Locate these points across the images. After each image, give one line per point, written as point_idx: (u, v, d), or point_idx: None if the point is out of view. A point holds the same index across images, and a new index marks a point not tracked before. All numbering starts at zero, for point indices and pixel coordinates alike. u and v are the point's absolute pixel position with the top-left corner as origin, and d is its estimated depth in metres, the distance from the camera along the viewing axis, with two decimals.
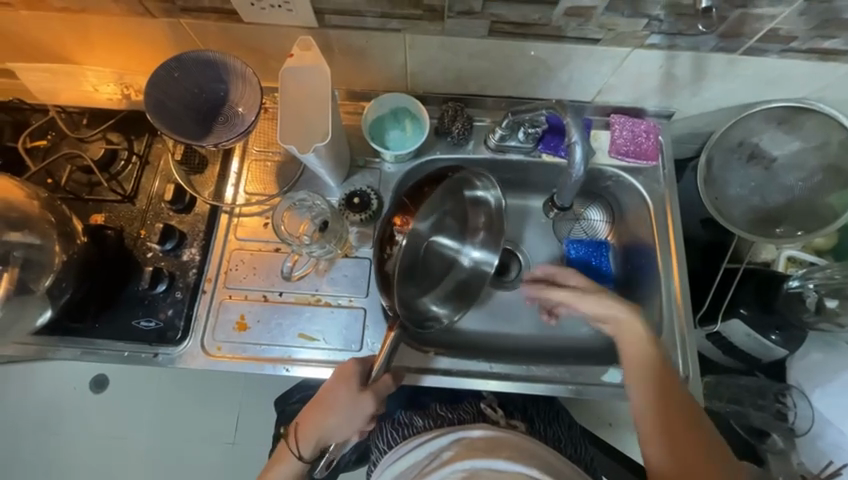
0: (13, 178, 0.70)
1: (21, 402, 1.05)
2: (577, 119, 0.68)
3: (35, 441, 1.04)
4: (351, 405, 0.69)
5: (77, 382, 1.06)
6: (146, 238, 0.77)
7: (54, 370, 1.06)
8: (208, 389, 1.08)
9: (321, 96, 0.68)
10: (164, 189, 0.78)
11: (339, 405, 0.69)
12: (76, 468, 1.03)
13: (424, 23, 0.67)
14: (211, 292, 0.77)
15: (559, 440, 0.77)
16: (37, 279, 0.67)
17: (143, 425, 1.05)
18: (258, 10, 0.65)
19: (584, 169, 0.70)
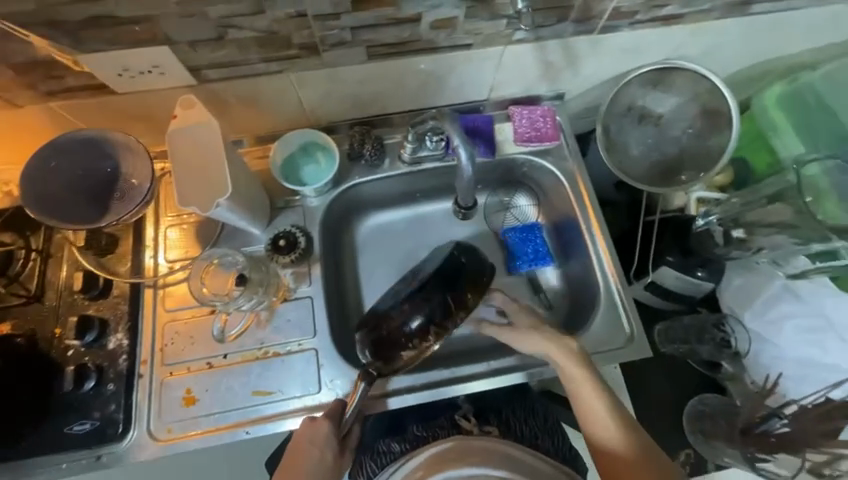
0: None
1: None
2: (454, 125, 0.71)
3: None
4: (322, 461, 0.69)
5: None
6: (63, 336, 0.71)
7: None
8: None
9: (213, 149, 0.67)
10: (73, 279, 0.73)
11: (311, 463, 0.68)
12: None
13: (304, 59, 0.68)
14: (149, 374, 0.73)
15: (536, 435, 0.78)
16: None
17: None
18: (129, 79, 0.64)
19: (473, 169, 0.74)
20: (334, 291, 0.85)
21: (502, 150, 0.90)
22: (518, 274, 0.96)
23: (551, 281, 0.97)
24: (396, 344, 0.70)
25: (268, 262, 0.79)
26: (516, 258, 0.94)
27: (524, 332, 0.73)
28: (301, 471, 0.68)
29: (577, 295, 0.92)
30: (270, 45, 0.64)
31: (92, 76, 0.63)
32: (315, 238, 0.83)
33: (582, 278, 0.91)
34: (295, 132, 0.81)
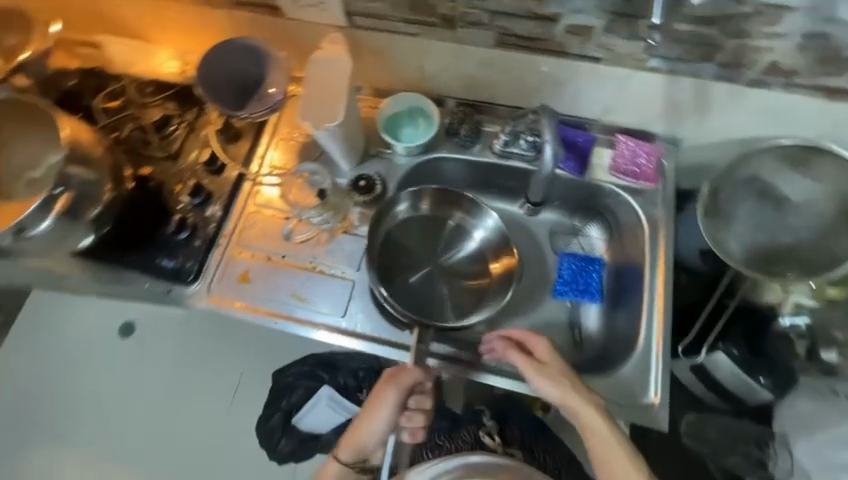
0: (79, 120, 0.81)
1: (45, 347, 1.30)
2: (552, 121, 0.73)
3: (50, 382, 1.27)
4: (388, 391, 0.78)
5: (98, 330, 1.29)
6: (180, 191, 0.89)
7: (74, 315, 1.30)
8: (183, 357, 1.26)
9: (340, 83, 0.77)
10: (202, 153, 0.91)
11: (381, 391, 0.79)
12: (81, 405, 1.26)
13: (439, 30, 0.74)
14: (225, 246, 0.88)
15: (559, 467, 0.87)
16: (85, 208, 0.80)
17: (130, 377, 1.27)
18: (299, 7, 0.76)
19: (552, 169, 0.75)
20: (393, 248, 0.91)
21: (592, 173, 0.87)
22: (559, 300, 0.94)
23: (592, 320, 0.93)
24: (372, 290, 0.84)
25: (346, 196, 0.89)
26: (561, 282, 0.92)
27: (552, 376, 0.72)
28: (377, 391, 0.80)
29: (611, 342, 0.89)
30: (417, 8, 0.71)
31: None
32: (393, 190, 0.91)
33: (622, 325, 0.88)
34: (396, 91, 0.90)
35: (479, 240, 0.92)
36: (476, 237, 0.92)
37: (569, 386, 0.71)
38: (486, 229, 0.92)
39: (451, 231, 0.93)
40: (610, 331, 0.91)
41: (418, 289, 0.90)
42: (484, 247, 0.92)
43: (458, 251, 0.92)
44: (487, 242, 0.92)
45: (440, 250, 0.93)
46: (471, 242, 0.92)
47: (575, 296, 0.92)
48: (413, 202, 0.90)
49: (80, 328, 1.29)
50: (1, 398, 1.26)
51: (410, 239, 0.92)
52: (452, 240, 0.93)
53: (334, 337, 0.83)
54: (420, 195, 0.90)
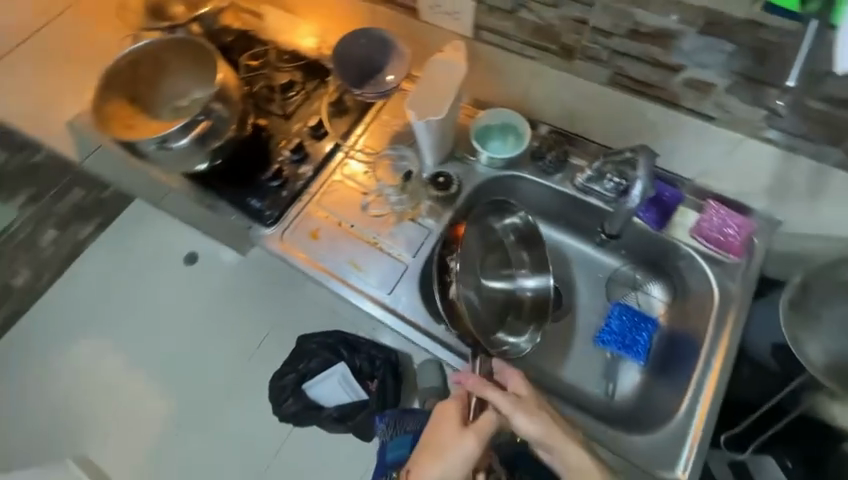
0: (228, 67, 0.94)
1: (140, 246, 1.98)
2: (649, 160, 0.74)
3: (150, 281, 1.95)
4: (456, 446, 0.76)
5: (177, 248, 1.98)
6: (284, 147, 1.00)
7: (161, 231, 2.00)
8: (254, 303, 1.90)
9: (452, 87, 0.83)
10: (311, 119, 1.02)
11: (447, 444, 0.77)
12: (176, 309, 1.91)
13: (555, 57, 0.78)
14: (305, 202, 0.97)
15: None
16: (210, 140, 0.91)
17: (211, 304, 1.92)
18: (434, 12, 0.83)
19: (639, 202, 0.76)
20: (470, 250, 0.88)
21: (671, 231, 0.85)
22: (599, 348, 0.92)
23: (630, 377, 0.90)
24: (443, 290, 0.82)
25: (422, 187, 0.95)
26: (607, 331, 0.90)
27: (531, 412, 0.74)
28: (439, 443, 0.78)
29: (647, 405, 0.86)
30: (541, 33, 0.75)
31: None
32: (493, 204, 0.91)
33: (664, 391, 0.85)
34: (493, 107, 0.94)
35: (526, 287, 0.93)
36: (523, 285, 0.93)
37: (543, 414, 0.74)
38: (534, 283, 0.93)
39: (503, 273, 0.93)
40: (647, 392, 0.88)
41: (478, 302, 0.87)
42: (528, 292, 0.92)
43: (499, 285, 0.91)
44: (531, 292, 0.93)
45: (484, 279, 0.90)
46: (516, 287, 0.92)
47: (620, 351, 0.89)
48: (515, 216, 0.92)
49: (157, 239, 2.00)
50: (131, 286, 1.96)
51: (473, 247, 0.88)
52: (501, 273, 0.92)
53: (375, 309, 0.87)
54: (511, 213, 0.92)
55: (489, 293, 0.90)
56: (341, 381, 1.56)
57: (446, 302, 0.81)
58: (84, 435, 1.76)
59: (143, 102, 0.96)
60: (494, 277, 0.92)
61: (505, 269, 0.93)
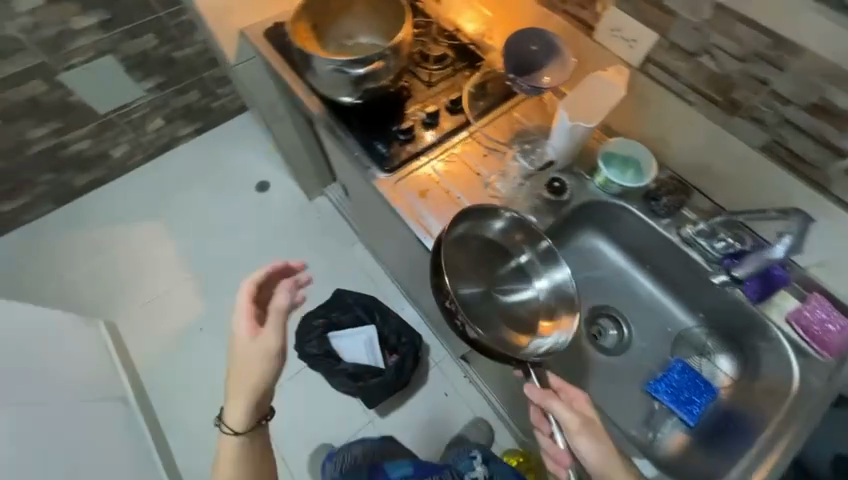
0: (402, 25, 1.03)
1: (223, 158, 2.38)
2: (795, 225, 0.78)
3: (228, 192, 2.31)
4: (254, 349, 0.94)
5: (249, 164, 2.37)
6: (420, 109, 1.08)
7: (238, 141, 2.42)
8: (301, 234, 2.21)
9: (606, 104, 0.88)
10: (450, 93, 1.10)
11: (243, 356, 0.95)
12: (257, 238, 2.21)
13: (717, 108, 0.81)
14: (422, 163, 1.04)
15: None
16: (369, 79, 0.98)
17: (268, 227, 2.23)
18: (611, 35, 0.88)
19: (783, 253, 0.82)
20: (461, 261, 0.91)
21: (766, 309, 0.85)
22: (649, 395, 0.93)
23: (673, 434, 0.90)
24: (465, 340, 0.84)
25: (537, 187, 1.00)
26: (662, 382, 0.91)
27: (598, 437, 0.76)
28: (242, 364, 0.95)
29: (685, 467, 0.85)
30: (714, 81, 0.78)
31: (597, 19, 0.89)
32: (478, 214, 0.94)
33: (707, 460, 0.84)
34: (620, 138, 0.98)
35: (542, 287, 0.95)
36: (540, 288, 0.95)
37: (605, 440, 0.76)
38: (546, 282, 0.94)
39: (511, 273, 0.96)
40: (686, 455, 0.87)
41: (484, 322, 0.87)
42: (543, 290, 0.94)
43: (522, 294, 0.95)
44: (547, 289, 0.94)
45: (503, 296, 0.94)
46: (535, 293, 0.95)
47: (673, 406, 0.89)
48: (508, 224, 0.95)
49: (238, 155, 2.39)
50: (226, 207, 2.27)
51: (468, 268, 0.92)
52: (521, 285, 0.95)
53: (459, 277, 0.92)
54: (520, 227, 0.94)
55: (499, 308, 0.92)
56: (367, 343, 1.60)
57: (488, 353, 0.82)
58: (145, 317, 2.00)
59: (320, 31, 1.06)
60: (504, 290, 0.95)
61: (509, 264, 0.96)
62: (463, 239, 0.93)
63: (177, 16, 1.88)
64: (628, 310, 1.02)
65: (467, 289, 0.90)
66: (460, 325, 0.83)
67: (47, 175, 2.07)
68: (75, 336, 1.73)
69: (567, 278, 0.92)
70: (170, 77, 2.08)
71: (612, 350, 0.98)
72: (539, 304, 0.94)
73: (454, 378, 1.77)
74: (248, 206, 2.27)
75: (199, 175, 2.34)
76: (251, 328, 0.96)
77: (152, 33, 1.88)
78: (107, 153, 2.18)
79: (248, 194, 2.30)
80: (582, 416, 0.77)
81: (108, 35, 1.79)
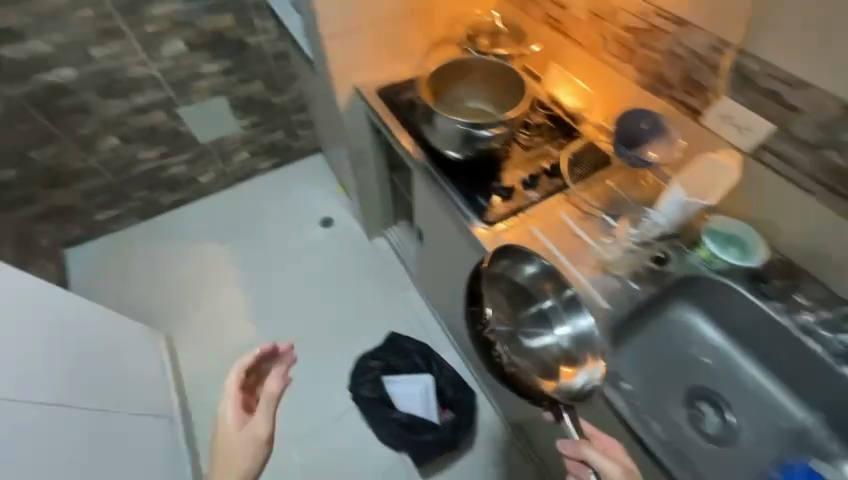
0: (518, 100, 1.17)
1: (293, 192, 2.55)
2: None
3: (294, 224, 2.44)
4: (246, 441, 0.92)
5: (316, 200, 2.52)
6: (519, 169, 1.15)
7: (309, 177, 2.60)
8: (358, 272, 2.27)
9: (720, 184, 0.92)
10: (548, 158, 1.17)
11: (234, 451, 0.91)
12: (315, 271, 2.28)
13: (840, 200, 0.82)
14: (522, 220, 1.08)
15: None
16: (485, 140, 1.08)
17: (328, 261, 2.31)
18: (721, 121, 0.94)
19: None
20: (505, 295, 0.99)
21: None
22: None
23: None
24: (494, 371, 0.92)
25: (638, 256, 1.00)
26: None
27: None
28: (229, 457, 0.91)
29: None
30: (837, 174, 0.81)
31: (706, 107, 0.96)
32: (516, 256, 0.98)
33: None
34: (721, 215, 1.00)
35: (563, 333, 0.94)
36: (561, 336, 0.93)
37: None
38: (569, 328, 0.93)
39: (534, 317, 0.97)
40: None
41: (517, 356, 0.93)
42: (565, 335, 0.93)
43: (542, 340, 0.95)
44: (569, 334, 0.93)
45: (528, 341, 0.95)
46: (555, 339, 0.94)
47: None
48: (539, 268, 0.97)
49: (307, 191, 2.56)
50: (291, 238, 2.39)
51: (507, 303, 0.98)
52: (541, 329, 0.96)
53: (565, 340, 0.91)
54: (550, 274, 0.96)
55: (524, 352, 0.94)
56: (423, 391, 1.57)
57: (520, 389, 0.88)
58: (202, 336, 2.06)
59: (437, 94, 1.18)
60: (527, 335, 0.96)
61: (530, 308, 0.97)
62: (503, 276, 0.99)
63: (284, 68, 2.12)
64: (729, 395, 0.96)
65: (499, 326, 0.96)
66: (494, 356, 0.91)
67: (141, 192, 2.27)
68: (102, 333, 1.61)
69: (590, 322, 0.90)
70: (264, 117, 2.31)
71: (716, 439, 0.91)
72: (559, 350, 0.93)
73: (504, 443, 1.66)
74: (312, 240, 2.38)
75: (270, 205, 2.51)
76: (239, 420, 0.95)
77: (261, 81, 2.12)
78: (195, 178, 2.38)
79: (312, 228, 2.42)
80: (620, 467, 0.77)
81: (227, 80, 2.02)
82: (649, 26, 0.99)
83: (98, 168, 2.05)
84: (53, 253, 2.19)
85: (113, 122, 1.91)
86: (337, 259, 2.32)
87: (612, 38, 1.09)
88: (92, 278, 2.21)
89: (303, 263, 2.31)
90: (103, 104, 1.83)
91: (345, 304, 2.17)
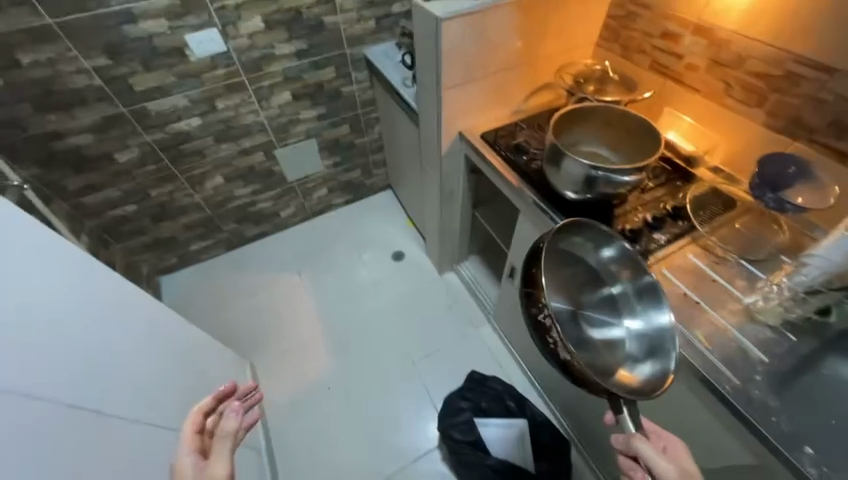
0: (635, 143, 1.17)
1: (365, 226, 2.67)
2: None
3: (366, 257, 2.52)
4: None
5: (386, 234, 2.62)
6: (641, 211, 1.14)
7: (379, 212, 2.73)
8: (430, 306, 2.28)
9: None
10: (670, 201, 1.16)
11: None
12: (387, 304, 2.31)
13: None
14: (652, 263, 1.06)
15: None
16: (614, 186, 1.06)
17: (399, 295, 2.34)
18: None
19: None
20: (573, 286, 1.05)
21: None
22: None
23: None
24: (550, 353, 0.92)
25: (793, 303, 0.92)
26: None
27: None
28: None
29: None
30: None
31: None
32: (593, 238, 1.04)
33: None
34: None
35: (634, 326, 0.99)
36: (628, 330, 0.99)
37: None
38: (640, 324, 0.98)
39: (605, 309, 1.04)
40: None
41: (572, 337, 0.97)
42: (638, 328, 0.98)
43: (610, 330, 1.01)
44: (640, 326, 0.98)
45: (594, 329, 1.01)
46: (625, 331, 1.00)
47: None
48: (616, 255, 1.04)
49: (377, 226, 2.66)
50: (363, 271, 2.46)
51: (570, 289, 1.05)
52: (611, 319, 1.03)
53: (735, 401, 0.82)
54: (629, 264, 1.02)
55: (589, 333, 1.00)
56: (518, 436, 1.55)
57: (574, 374, 0.87)
58: (280, 365, 2.11)
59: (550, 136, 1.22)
60: (588, 319, 1.03)
61: (600, 293, 1.06)
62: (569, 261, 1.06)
63: (370, 113, 2.31)
64: None
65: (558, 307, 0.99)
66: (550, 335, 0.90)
67: (232, 225, 2.46)
68: (128, 322, 1.06)
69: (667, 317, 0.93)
70: (345, 157, 2.48)
71: None
72: (628, 338, 0.99)
73: None
74: (384, 273, 2.44)
75: (343, 238, 2.62)
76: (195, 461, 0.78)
77: (348, 124, 2.30)
78: (278, 212, 2.56)
79: (384, 262, 2.49)
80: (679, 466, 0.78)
81: (320, 124, 2.21)
82: (786, 73, 0.99)
83: (200, 203, 2.24)
84: (151, 280, 2.37)
85: (221, 163, 2.12)
86: (408, 293, 2.35)
87: (739, 84, 1.11)
88: (181, 303, 2.36)
89: (375, 296, 2.35)
90: (217, 147, 2.04)
91: (418, 339, 2.17)
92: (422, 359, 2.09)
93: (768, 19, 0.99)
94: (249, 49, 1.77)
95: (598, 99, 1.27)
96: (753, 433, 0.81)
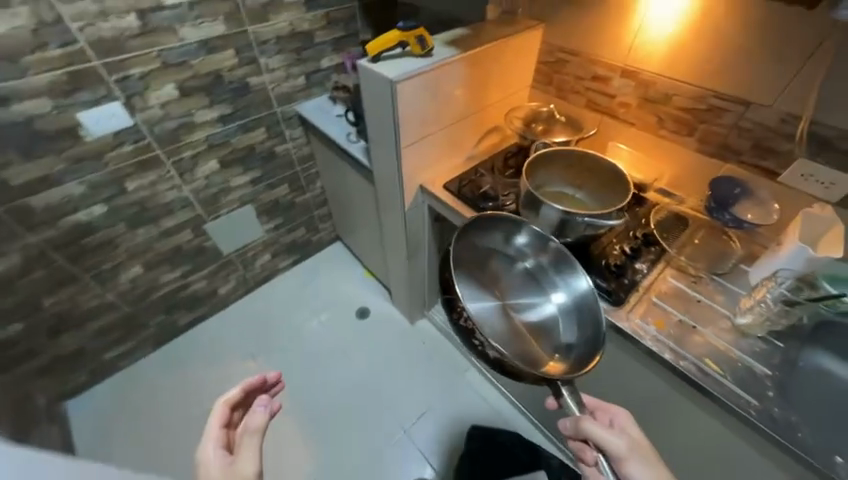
0: (596, 182, 1.23)
1: (320, 286, 2.44)
2: None
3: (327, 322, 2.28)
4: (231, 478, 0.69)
5: (345, 291, 2.42)
6: (617, 242, 1.18)
7: (332, 268, 2.53)
8: (410, 363, 2.11)
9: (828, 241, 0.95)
10: (638, 228, 1.21)
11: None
12: (361, 371, 2.09)
13: None
14: (641, 292, 1.08)
15: None
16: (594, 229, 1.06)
17: (372, 358, 2.14)
18: (799, 177, 1.04)
19: None
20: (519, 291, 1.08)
21: None
22: None
23: None
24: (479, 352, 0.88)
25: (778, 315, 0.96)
26: None
27: (645, 458, 0.78)
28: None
29: None
30: None
31: (781, 169, 1.07)
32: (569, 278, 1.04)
33: None
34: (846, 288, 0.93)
35: (556, 299, 1.06)
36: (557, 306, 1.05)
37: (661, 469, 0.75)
38: (561, 296, 1.06)
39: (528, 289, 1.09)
40: None
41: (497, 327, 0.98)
42: (561, 299, 1.06)
43: (535, 307, 1.06)
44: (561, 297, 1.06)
45: (520, 312, 1.05)
46: (552, 305, 1.05)
47: None
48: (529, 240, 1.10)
49: (334, 284, 2.45)
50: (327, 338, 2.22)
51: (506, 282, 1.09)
52: (536, 297, 1.08)
53: (759, 422, 0.83)
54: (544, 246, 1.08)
55: (518, 317, 1.03)
56: None
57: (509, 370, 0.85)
58: None
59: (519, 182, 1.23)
60: (515, 306, 1.05)
61: (519, 268, 1.12)
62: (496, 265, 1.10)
63: (309, 168, 2.16)
64: None
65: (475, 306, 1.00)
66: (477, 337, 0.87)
67: (158, 317, 2.05)
68: None
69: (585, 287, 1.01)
70: (287, 218, 2.27)
71: None
72: (553, 311, 1.05)
73: None
74: (352, 337, 2.22)
75: (297, 305, 2.36)
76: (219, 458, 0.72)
77: (286, 184, 2.12)
78: (216, 290, 2.22)
79: (349, 324, 2.27)
80: (626, 438, 0.78)
81: (255, 189, 2.00)
82: (710, 106, 1.13)
83: (114, 302, 1.84)
84: (53, 412, 1.85)
85: (138, 250, 1.78)
86: (383, 353, 2.16)
87: (670, 117, 1.23)
88: (102, 430, 1.88)
89: (346, 364, 2.12)
90: (131, 234, 1.71)
91: (404, 403, 1.98)
92: (412, 425, 1.90)
93: (685, 63, 1.13)
94: (162, 119, 1.54)
95: (551, 140, 1.33)
96: (783, 451, 0.83)
